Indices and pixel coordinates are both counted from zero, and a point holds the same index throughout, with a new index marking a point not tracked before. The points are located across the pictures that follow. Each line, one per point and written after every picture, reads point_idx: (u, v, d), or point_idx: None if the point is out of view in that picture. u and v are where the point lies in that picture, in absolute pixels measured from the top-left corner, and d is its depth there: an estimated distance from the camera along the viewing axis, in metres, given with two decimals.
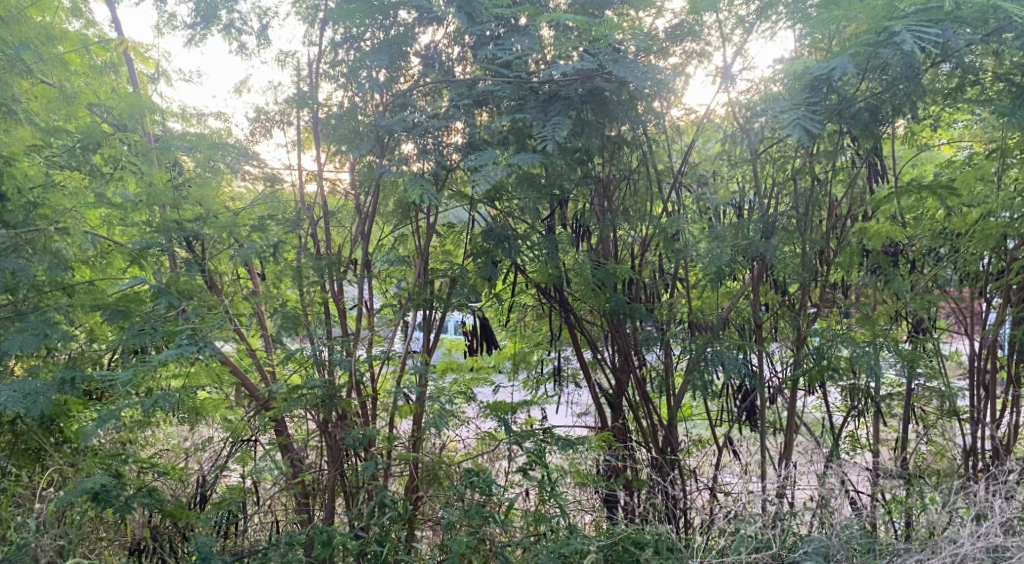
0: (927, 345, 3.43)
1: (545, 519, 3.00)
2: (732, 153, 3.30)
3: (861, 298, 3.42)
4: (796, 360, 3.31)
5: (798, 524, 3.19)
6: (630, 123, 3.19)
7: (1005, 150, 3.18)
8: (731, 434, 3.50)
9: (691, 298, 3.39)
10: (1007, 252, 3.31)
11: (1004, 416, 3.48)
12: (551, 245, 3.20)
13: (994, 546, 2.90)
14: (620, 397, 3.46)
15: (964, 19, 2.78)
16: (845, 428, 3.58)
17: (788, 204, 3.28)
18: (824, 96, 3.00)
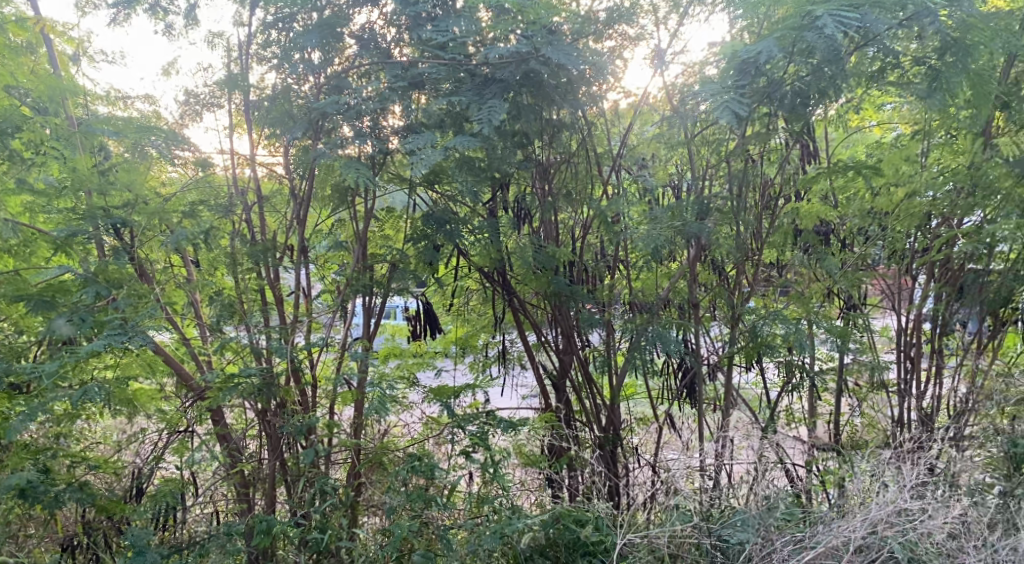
0: (858, 321, 3.54)
1: (488, 500, 3.05)
2: (669, 137, 3.37)
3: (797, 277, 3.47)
4: (732, 338, 3.43)
5: (733, 497, 3.24)
6: (569, 107, 3.17)
7: (927, 131, 3.36)
8: (672, 412, 3.58)
9: (631, 280, 3.48)
10: (931, 230, 3.44)
11: (927, 387, 3.62)
12: (492, 228, 3.20)
13: (905, 510, 2.97)
14: (563, 379, 3.52)
15: (882, 4, 2.92)
16: (781, 404, 3.67)
17: (723, 184, 3.39)
18: (752, 81, 3.06)
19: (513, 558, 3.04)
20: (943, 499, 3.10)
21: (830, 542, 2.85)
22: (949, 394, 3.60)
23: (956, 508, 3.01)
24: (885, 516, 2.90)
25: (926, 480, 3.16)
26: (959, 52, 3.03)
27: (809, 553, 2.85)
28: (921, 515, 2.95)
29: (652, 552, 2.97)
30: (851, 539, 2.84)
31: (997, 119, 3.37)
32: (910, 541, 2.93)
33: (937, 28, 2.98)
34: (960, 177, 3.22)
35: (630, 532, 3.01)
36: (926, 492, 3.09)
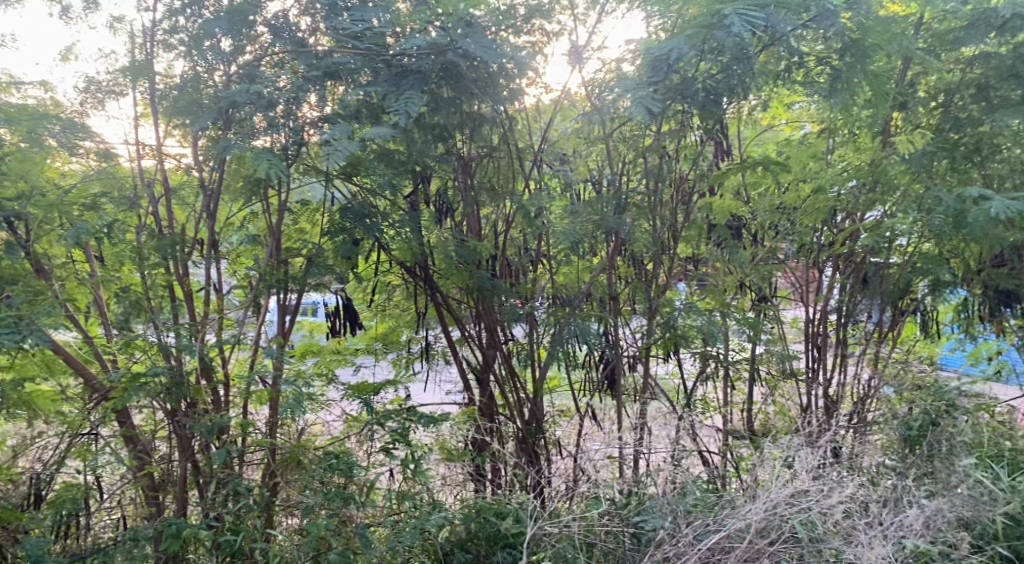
0: (769, 313, 3.67)
1: (409, 496, 3.05)
2: (588, 132, 3.42)
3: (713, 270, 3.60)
4: (649, 329, 3.50)
5: (650, 485, 3.27)
6: (491, 101, 3.15)
7: (832, 129, 3.55)
8: (593, 404, 3.61)
9: (555, 274, 3.50)
10: (837, 225, 3.62)
11: (834, 374, 3.78)
12: (411, 223, 3.17)
13: (802, 492, 3.00)
14: (487, 373, 3.51)
15: (787, 4, 3.02)
16: (697, 393, 3.73)
17: (639, 179, 3.45)
18: (665, 77, 3.15)
19: (434, 555, 3.01)
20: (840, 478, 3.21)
21: (725, 529, 2.85)
22: (853, 381, 3.78)
23: (849, 484, 3.04)
24: (783, 499, 2.92)
25: (825, 461, 3.30)
26: (858, 52, 3.16)
27: (707, 540, 2.85)
28: (820, 493, 2.98)
29: (567, 538, 2.96)
30: (745, 524, 2.85)
31: (895, 119, 3.53)
32: (809, 521, 2.94)
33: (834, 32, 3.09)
34: (862, 173, 3.40)
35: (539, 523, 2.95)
36: (823, 473, 3.16)
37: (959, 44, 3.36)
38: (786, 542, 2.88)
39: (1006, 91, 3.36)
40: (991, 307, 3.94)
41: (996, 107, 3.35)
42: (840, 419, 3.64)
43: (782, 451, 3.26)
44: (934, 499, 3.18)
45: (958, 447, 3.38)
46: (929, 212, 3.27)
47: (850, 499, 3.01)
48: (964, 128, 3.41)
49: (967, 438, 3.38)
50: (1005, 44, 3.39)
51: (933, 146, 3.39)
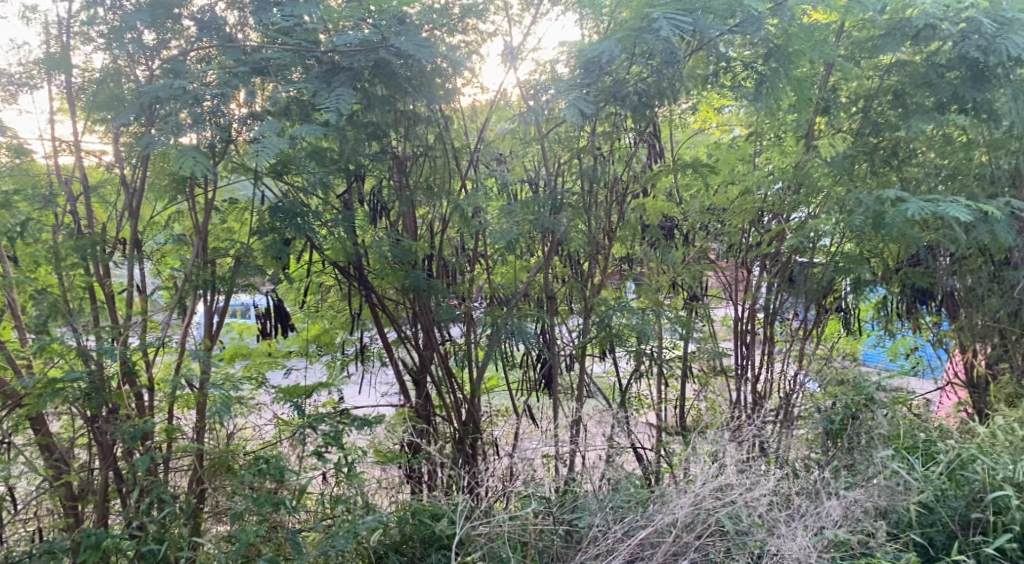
0: (700, 311, 3.75)
1: (342, 499, 2.98)
2: (524, 133, 3.40)
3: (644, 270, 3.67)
4: (584, 328, 3.54)
5: (584, 481, 3.29)
6: (427, 100, 3.11)
7: (759, 133, 3.65)
8: (529, 403, 3.64)
9: (489, 274, 3.50)
10: (764, 227, 3.74)
11: (763, 370, 3.86)
12: (345, 223, 3.13)
13: (727, 485, 3.03)
14: (423, 374, 3.49)
15: (713, 9, 3.08)
16: (632, 390, 3.80)
17: (574, 180, 3.47)
18: (597, 79, 3.18)
19: (365, 558, 2.96)
20: (763, 471, 3.27)
21: (653, 524, 2.85)
22: (780, 376, 3.87)
23: (769, 478, 3.10)
24: (708, 493, 2.94)
25: (750, 455, 3.38)
26: (780, 58, 3.26)
27: (637, 535, 2.85)
28: (740, 485, 3.01)
29: (502, 538, 2.93)
30: (673, 519, 2.85)
31: (820, 123, 3.64)
32: (733, 514, 2.97)
33: (766, 35, 3.20)
34: (787, 176, 3.53)
35: (467, 523, 2.93)
36: (747, 466, 3.23)
37: (877, 52, 3.46)
38: (713, 534, 2.90)
39: (921, 98, 3.48)
40: (907, 303, 4.23)
41: (912, 114, 3.48)
42: (767, 413, 3.76)
43: (712, 447, 3.29)
44: (852, 490, 3.24)
45: (875, 440, 3.53)
46: (850, 214, 3.38)
47: (771, 492, 3.06)
48: (883, 133, 3.55)
49: (883, 430, 3.54)
50: (918, 53, 3.48)
51: (855, 150, 3.50)
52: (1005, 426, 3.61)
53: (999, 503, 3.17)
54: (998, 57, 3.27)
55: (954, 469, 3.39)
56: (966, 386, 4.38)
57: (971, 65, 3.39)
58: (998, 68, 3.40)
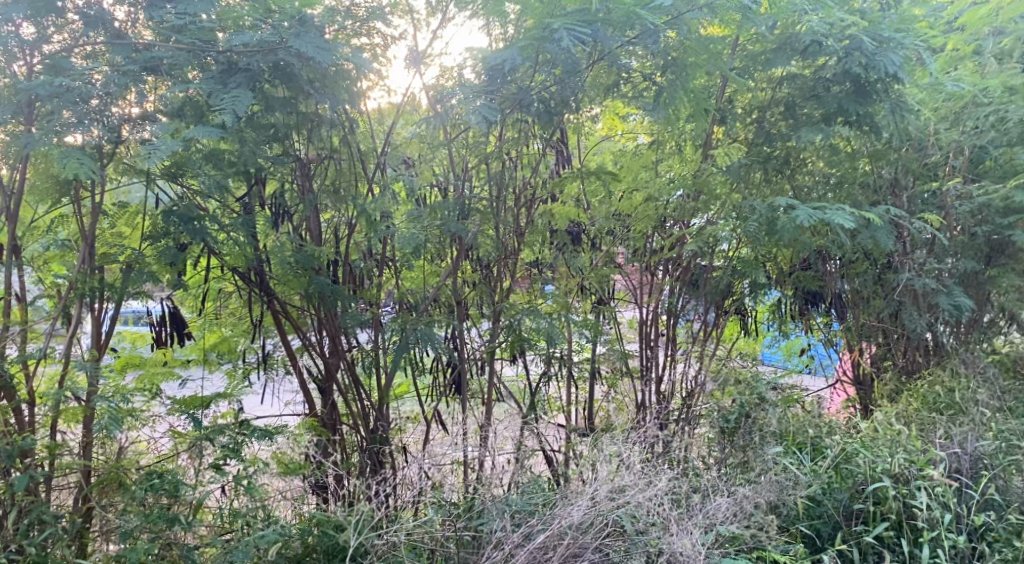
0: (609, 315, 3.86)
1: (241, 513, 2.87)
2: (432, 138, 3.38)
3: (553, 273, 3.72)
4: (494, 333, 3.55)
5: (493, 486, 3.28)
6: (330, 102, 3.05)
7: (660, 142, 3.78)
8: (439, 409, 3.62)
9: (397, 278, 3.48)
10: (668, 232, 3.85)
11: (666, 371, 3.99)
12: (244, 227, 3.02)
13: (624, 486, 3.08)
14: (329, 383, 3.43)
15: (612, 22, 3.11)
16: (544, 393, 3.82)
17: (483, 185, 3.47)
18: (501, 86, 3.21)
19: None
20: (660, 467, 3.36)
21: (551, 526, 2.85)
22: (683, 378, 4.02)
23: (665, 477, 3.16)
24: (603, 494, 2.95)
25: (650, 455, 3.46)
26: (677, 69, 3.36)
27: (536, 539, 2.84)
28: (632, 486, 3.02)
29: (403, 547, 2.89)
30: (570, 520, 2.86)
31: (718, 133, 3.81)
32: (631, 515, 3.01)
33: (655, 48, 3.23)
34: (687, 182, 3.65)
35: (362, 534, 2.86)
36: (646, 466, 3.28)
37: (769, 66, 3.62)
38: (610, 534, 2.90)
39: (810, 110, 3.66)
40: (800, 306, 4.42)
41: (801, 125, 3.67)
42: (670, 407, 3.93)
43: (616, 447, 3.32)
44: (744, 486, 3.34)
45: (767, 437, 3.64)
46: (743, 220, 3.56)
47: (665, 491, 3.09)
48: (775, 142, 3.73)
49: (774, 427, 3.65)
50: (807, 67, 3.65)
51: (749, 160, 3.72)
52: (884, 421, 3.81)
53: (878, 494, 3.30)
54: (877, 74, 3.45)
55: (839, 462, 3.47)
56: (853, 384, 4.66)
57: (854, 79, 3.54)
58: (879, 83, 3.56)
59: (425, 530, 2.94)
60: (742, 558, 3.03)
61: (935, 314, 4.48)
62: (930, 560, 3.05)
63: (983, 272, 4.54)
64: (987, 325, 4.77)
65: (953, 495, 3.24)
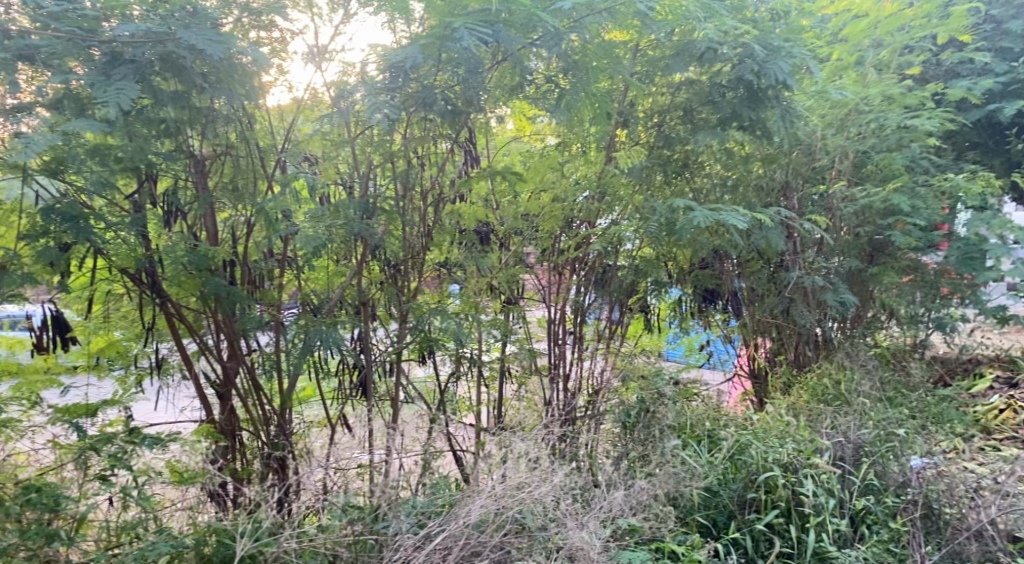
0: (517, 315, 3.85)
1: (128, 526, 2.75)
2: (335, 135, 3.29)
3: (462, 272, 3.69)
4: (401, 334, 3.52)
5: (400, 488, 3.24)
6: (227, 97, 2.92)
7: (567, 144, 3.81)
8: (345, 412, 3.54)
9: (301, 279, 3.40)
10: (575, 232, 3.87)
11: (573, 368, 4.05)
12: (133, 226, 2.92)
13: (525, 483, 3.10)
14: (228, 388, 3.33)
15: (512, 22, 3.15)
16: (456, 392, 3.82)
17: (391, 183, 3.40)
18: (403, 84, 3.17)
19: None
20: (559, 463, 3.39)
21: (450, 526, 2.84)
22: (590, 374, 4.07)
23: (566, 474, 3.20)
24: (502, 491, 2.97)
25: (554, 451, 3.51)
26: (578, 71, 3.44)
27: (434, 539, 2.82)
28: (531, 484, 3.02)
29: (299, 551, 2.79)
30: (467, 519, 2.85)
31: (621, 135, 3.86)
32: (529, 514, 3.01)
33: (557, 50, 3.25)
34: (592, 185, 3.72)
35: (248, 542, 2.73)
36: (549, 463, 3.31)
37: (669, 71, 3.68)
38: (511, 532, 2.91)
39: (706, 115, 3.79)
40: (698, 303, 4.53)
41: (698, 129, 3.79)
42: (580, 399, 4.02)
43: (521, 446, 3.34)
44: (643, 478, 3.41)
45: (664, 430, 3.77)
46: (644, 221, 3.67)
47: (563, 487, 3.12)
48: (675, 145, 3.86)
49: (671, 420, 3.79)
50: (704, 73, 3.74)
51: (651, 161, 3.82)
52: (774, 413, 3.99)
53: (769, 482, 3.40)
54: (768, 81, 3.58)
55: (733, 453, 3.59)
56: (749, 377, 4.87)
57: (748, 86, 3.67)
58: (771, 90, 3.70)
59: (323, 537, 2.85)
60: (641, 550, 3.06)
61: (823, 311, 4.75)
62: (815, 544, 3.20)
63: (866, 270, 4.84)
64: (869, 320, 5.03)
65: (837, 482, 3.41)
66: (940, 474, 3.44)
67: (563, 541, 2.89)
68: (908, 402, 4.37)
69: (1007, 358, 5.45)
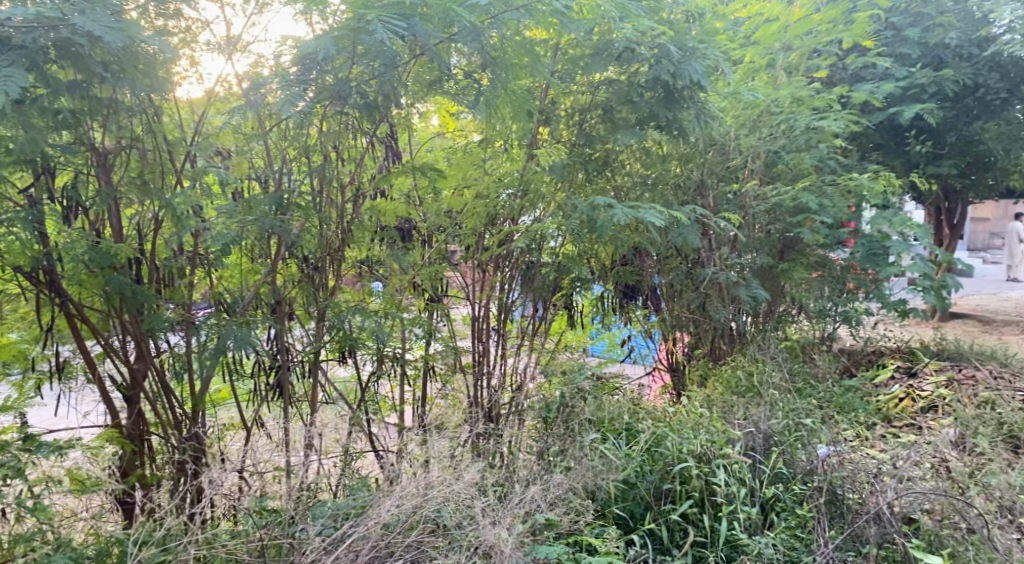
0: (440, 313, 3.84)
1: (24, 538, 2.63)
2: (243, 129, 3.21)
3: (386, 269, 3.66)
4: (318, 331, 3.45)
5: (320, 491, 3.22)
6: (128, 87, 2.84)
7: (490, 140, 3.80)
8: (260, 413, 3.47)
9: (213, 279, 3.32)
10: (498, 229, 3.87)
11: (496, 366, 4.06)
12: (29, 222, 2.79)
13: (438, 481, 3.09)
14: (136, 391, 3.21)
15: (428, 16, 3.10)
16: (379, 392, 3.76)
17: (308, 179, 3.32)
18: (317, 77, 3.09)
19: None
20: (472, 459, 3.39)
21: (361, 527, 2.80)
22: (514, 370, 4.13)
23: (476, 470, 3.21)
24: (413, 490, 2.96)
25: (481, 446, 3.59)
26: (497, 68, 3.39)
27: (341, 540, 2.78)
28: (447, 482, 3.04)
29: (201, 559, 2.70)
30: (377, 520, 2.82)
31: (542, 133, 3.91)
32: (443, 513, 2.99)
33: (473, 45, 3.21)
34: (514, 181, 3.69)
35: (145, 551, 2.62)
36: (460, 458, 3.32)
37: (588, 70, 3.72)
38: (427, 531, 2.89)
39: (626, 114, 3.84)
40: (618, 299, 4.63)
41: (618, 128, 3.85)
42: (503, 396, 4.03)
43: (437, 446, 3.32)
44: (560, 472, 3.45)
45: (583, 424, 3.80)
46: (565, 217, 3.73)
47: (475, 483, 3.13)
48: (595, 144, 3.93)
49: (588, 415, 3.85)
50: (623, 72, 3.79)
51: (571, 160, 3.90)
52: (689, 406, 4.10)
53: (684, 473, 3.48)
54: (683, 81, 3.65)
55: (651, 445, 3.67)
56: (668, 371, 4.95)
57: (664, 87, 3.74)
58: (686, 91, 3.78)
59: (228, 547, 2.76)
60: (557, 544, 3.07)
61: (738, 306, 4.91)
62: (727, 533, 3.28)
63: (777, 266, 5.02)
64: (780, 314, 5.24)
65: (748, 471, 3.52)
66: (842, 461, 3.58)
67: (477, 538, 2.89)
68: (816, 393, 4.55)
69: (907, 349, 5.66)
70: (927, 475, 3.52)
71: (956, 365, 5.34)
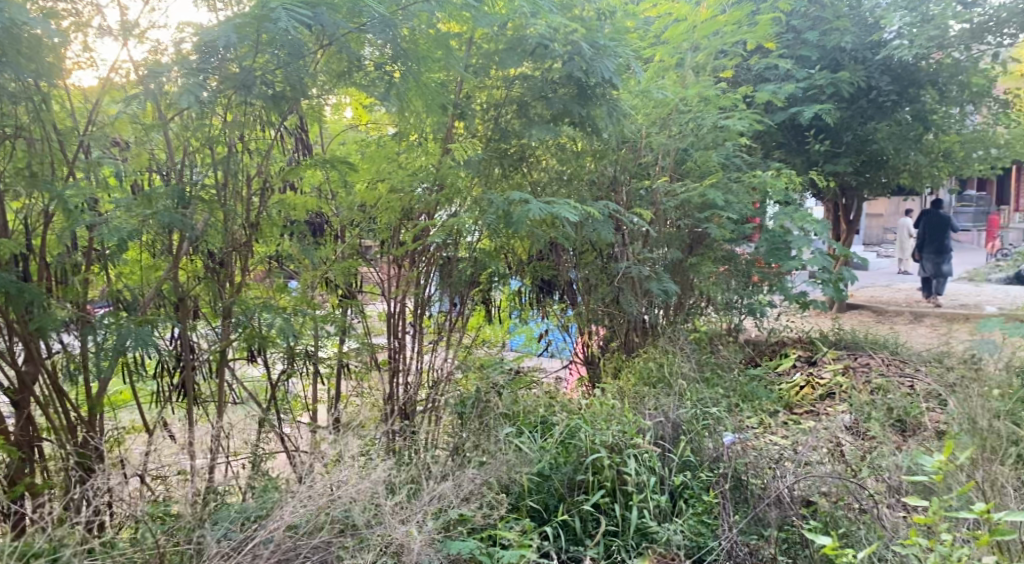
0: (354, 310, 3.78)
1: None
2: (139, 117, 3.07)
3: (297, 264, 3.59)
4: (223, 330, 3.30)
5: (227, 493, 3.14)
6: (12, 72, 2.67)
7: (405, 135, 3.70)
8: (165, 415, 3.40)
9: (112, 276, 3.20)
10: (415, 224, 3.82)
11: (413, 363, 4.02)
12: None
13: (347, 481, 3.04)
14: (25, 395, 3.05)
15: (336, 5, 3.04)
16: (291, 390, 3.68)
17: (213, 169, 3.18)
18: (219, 65, 2.97)
19: None
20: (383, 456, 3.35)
21: (266, 529, 2.73)
22: (431, 367, 4.05)
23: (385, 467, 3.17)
24: (320, 490, 2.91)
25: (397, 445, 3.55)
26: (409, 60, 3.28)
27: (243, 546, 2.70)
28: (356, 481, 2.98)
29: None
30: (281, 522, 2.75)
31: (458, 127, 3.83)
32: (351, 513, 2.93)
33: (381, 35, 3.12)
34: (425, 174, 3.64)
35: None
36: (369, 457, 3.27)
37: (501, 65, 3.72)
38: (335, 531, 2.84)
39: (541, 110, 3.84)
40: (535, 293, 4.69)
41: (533, 123, 3.84)
42: (418, 393, 3.99)
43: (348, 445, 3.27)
44: (475, 467, 3.44)
45: (498, 419, 3.77)
46: (482, 212, 3.72)
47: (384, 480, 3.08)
48: (510, 139, 3.91)
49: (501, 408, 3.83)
50: (538, 68, 3.79)
51: (486, 154, 3.86)
52: (602, 399, 4.15)
53: (596, 464, 3.55)
54: (596, 78, 3.72)
55: (566, 437, 3.72)
56: (584, 364, 5.06)
57: (577, 83, 3.78)
58: (598, 88, 3.83)
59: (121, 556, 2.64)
60: (469, 539, 3.06)
61: (649, 300, 5.04)
62: (637, 522, 3.36)
63: (686, 260, 5.18)
64: (690, 307, 5.39)
65: (658, 461, 3.62)
66: (745, 448, 3.70)
67: (386, 538, 2.84)
68: (723, 382, 4.71)
69: (808, 340, 5.89)
70: (824, 460, 3.67)
71: (852, 354, 5.56)
